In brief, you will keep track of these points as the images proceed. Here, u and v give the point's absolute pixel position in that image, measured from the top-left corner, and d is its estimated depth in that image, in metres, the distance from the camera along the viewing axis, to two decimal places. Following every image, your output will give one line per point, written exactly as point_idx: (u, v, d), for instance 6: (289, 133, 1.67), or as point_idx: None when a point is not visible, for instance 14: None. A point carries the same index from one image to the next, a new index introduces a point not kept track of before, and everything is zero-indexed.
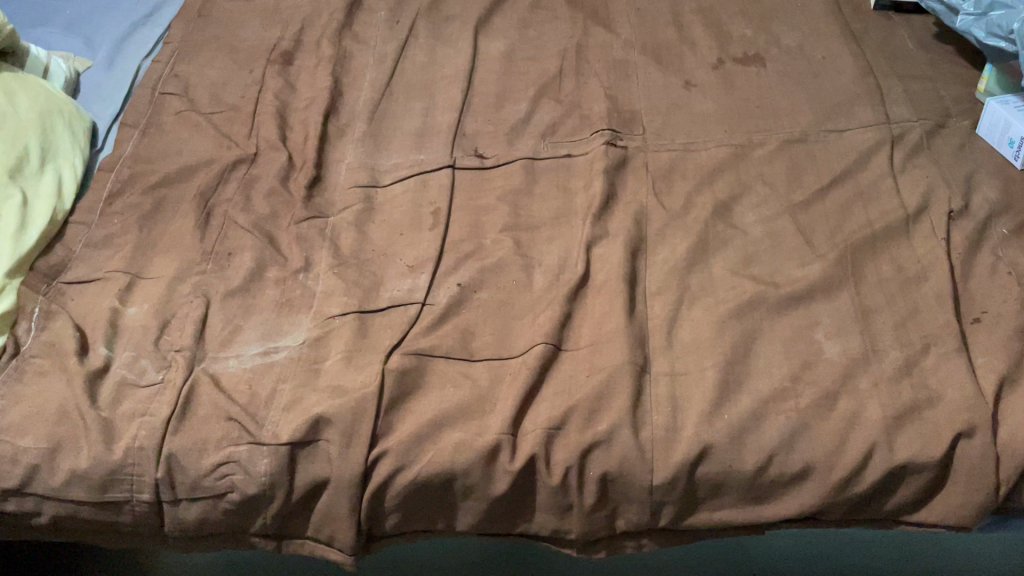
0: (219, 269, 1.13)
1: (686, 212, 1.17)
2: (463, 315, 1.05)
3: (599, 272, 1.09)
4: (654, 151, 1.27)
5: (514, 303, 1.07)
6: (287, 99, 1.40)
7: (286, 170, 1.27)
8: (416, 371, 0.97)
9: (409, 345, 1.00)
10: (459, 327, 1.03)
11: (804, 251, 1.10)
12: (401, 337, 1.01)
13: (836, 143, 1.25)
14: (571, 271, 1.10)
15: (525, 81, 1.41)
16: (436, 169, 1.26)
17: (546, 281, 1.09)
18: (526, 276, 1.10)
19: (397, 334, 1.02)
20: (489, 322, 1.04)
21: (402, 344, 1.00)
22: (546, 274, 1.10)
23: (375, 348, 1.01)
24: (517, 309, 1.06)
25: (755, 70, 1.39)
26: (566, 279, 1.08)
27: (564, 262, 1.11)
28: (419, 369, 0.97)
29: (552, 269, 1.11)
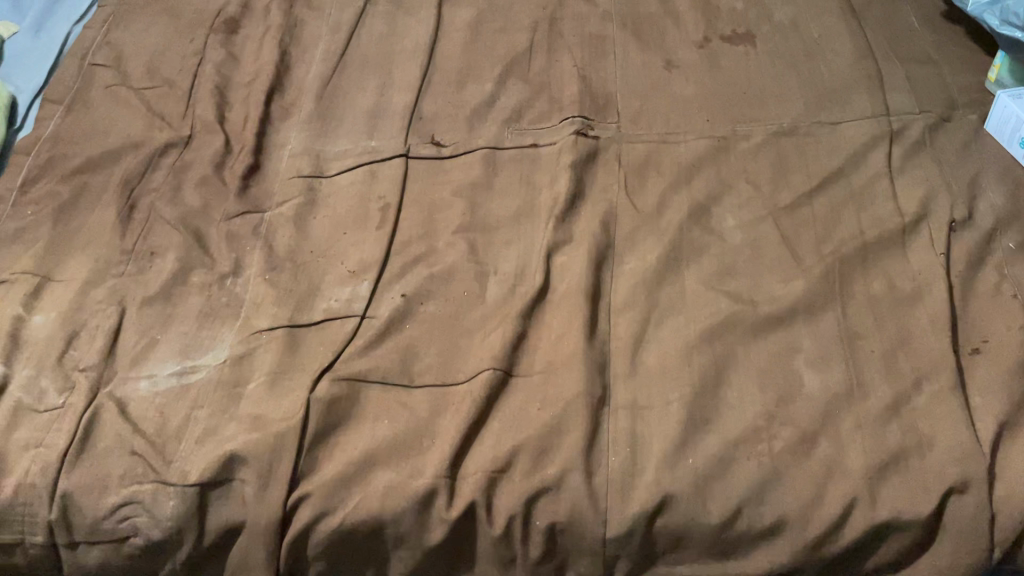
0: (139, 272, 1.01)
1: (660, 214, 1.06)
2: (405, 331, 0.95)
3: (559, 284, 0.98)
4: (628, 142, 1.15)
5: (464, 316, 0.96)
6: (228, 73, 1.27)
7: (222, 157, 1.15)
8: (348, 399, 0.87)
9: (342, 369, 0.90)
10: (401, 346, 0.93)
11: (788, 263, 0.99)
12: (335, 357, 0.91)
13: (829, 137, 1.13)
14: (529, 281, 0.98)
15: (492, 57, 1.28)
16: (386, 158, 1.14)
17: (500, 292, 0.98)
18: (479, 286, 0.99)
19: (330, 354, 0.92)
20: (433, 339, 0.94)
21: (334, 366, 0.90)
22: (501, 284, 0.99)
23: (304, 369, 0.90)
24: (467, 324, 0.95)
25: (743, 50, 1.26)
26: (522, 291, 0.97)
27: (522, 270, 1.00)
28: (352, 397, 0.87)
29: (508, 277, 1.00)
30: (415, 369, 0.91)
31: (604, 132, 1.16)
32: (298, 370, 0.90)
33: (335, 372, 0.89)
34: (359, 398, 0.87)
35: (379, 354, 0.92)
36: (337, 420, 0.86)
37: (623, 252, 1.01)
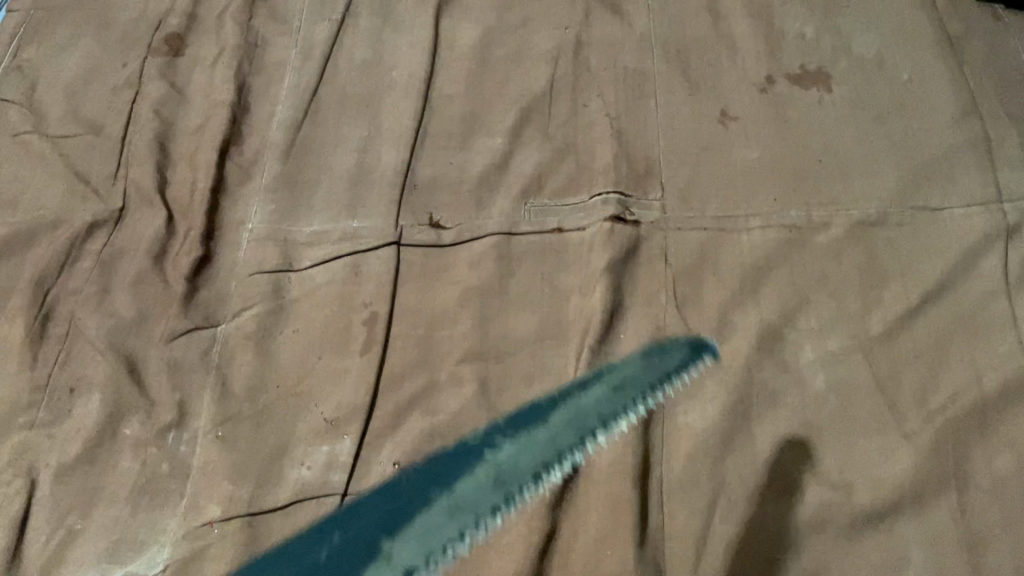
0: (55, 423, 0.79)
1: (721, 340, 0.84)
2: (410, 510, 0.74)
3: (602, 439, 0.78)
4: (678, 228, 0.92)
5: (475, 484, 0.76)
6: (171, 114, 1.00)
7: (163, 243, 0.90)
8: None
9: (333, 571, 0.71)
10: (407, 530, 0.73)
11: (886, 423, 0.78)
12: (320, 551, 0.72)
13: (929, 230, 0.90)
14: (558, 436, 0.78)
15: (504, 98, 1.02)
16: (372, 248, 0.91)
17: (519, 449, 0.78)
18: (489, 437, 0.78)
19: (315, 546, 0.72)
20: (442, 520, 0.74)
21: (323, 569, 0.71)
22: (519, 433, 0.79)
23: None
24: (479, 499, 0.75)
25: (816, 96, 1.01)
26: (546, 445, 0.77)
27: (543, 412, 0.80)
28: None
29: (525, 423, 0.79)
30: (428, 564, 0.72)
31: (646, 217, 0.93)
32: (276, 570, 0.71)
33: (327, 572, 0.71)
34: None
35: (382, 543, 0.73)
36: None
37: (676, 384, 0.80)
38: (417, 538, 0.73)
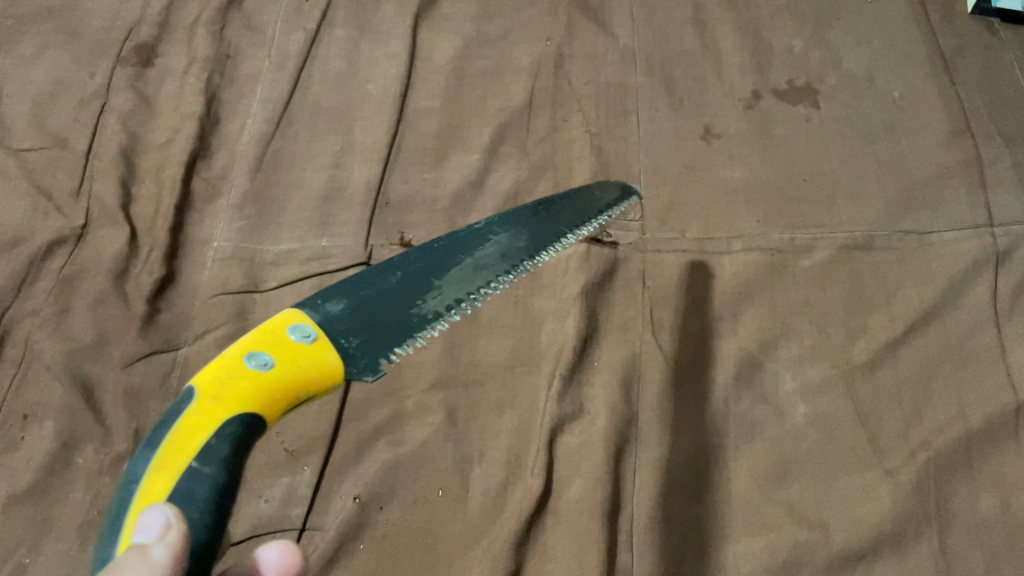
0: (6, 451, 0.76)
1: (698, 370, 0.81)
2: (456, 251, 0.67)
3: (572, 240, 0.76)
4: (656, 251, 0.89)
5: (490, 251, 0.69)
6: (139, 127, 0.98)
7: (125, 263, 0.87)
8: (418, 325, 0.62)
9: (411, 290, 0.63)
10: (452, 268, 0.66)
11: (867, 460, 0.75)
12: (389, 279, 0.63)
13: (916, 255, 0.87)
14: (538, 231, 0.74)
15: (482, 113, 1.00)
16: (340, 268, 0.88)
17: (519, 231, 0.72)
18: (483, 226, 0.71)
19: (385, 275, 0.63)
20: (470, 271, 0.67)
21: (400, 288, 0.62)
22: (507, 227, 0.72)
23: (329, 332, 0.58)
24: (498, 258, 0.69)
25: (803, 113, 0.98)
26: (533, 239, 0.73)
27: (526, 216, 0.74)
28: (427, 325, 0.62)
29: (512, 222, 0.72)
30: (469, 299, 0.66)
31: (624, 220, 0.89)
32: (337, 298, 0.60)
33: (403, 301, 0.62)
34: (434, 321, 0.63)
35: (438, 279, 0.64)
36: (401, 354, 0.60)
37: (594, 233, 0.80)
38: (460, 279, 0.65)
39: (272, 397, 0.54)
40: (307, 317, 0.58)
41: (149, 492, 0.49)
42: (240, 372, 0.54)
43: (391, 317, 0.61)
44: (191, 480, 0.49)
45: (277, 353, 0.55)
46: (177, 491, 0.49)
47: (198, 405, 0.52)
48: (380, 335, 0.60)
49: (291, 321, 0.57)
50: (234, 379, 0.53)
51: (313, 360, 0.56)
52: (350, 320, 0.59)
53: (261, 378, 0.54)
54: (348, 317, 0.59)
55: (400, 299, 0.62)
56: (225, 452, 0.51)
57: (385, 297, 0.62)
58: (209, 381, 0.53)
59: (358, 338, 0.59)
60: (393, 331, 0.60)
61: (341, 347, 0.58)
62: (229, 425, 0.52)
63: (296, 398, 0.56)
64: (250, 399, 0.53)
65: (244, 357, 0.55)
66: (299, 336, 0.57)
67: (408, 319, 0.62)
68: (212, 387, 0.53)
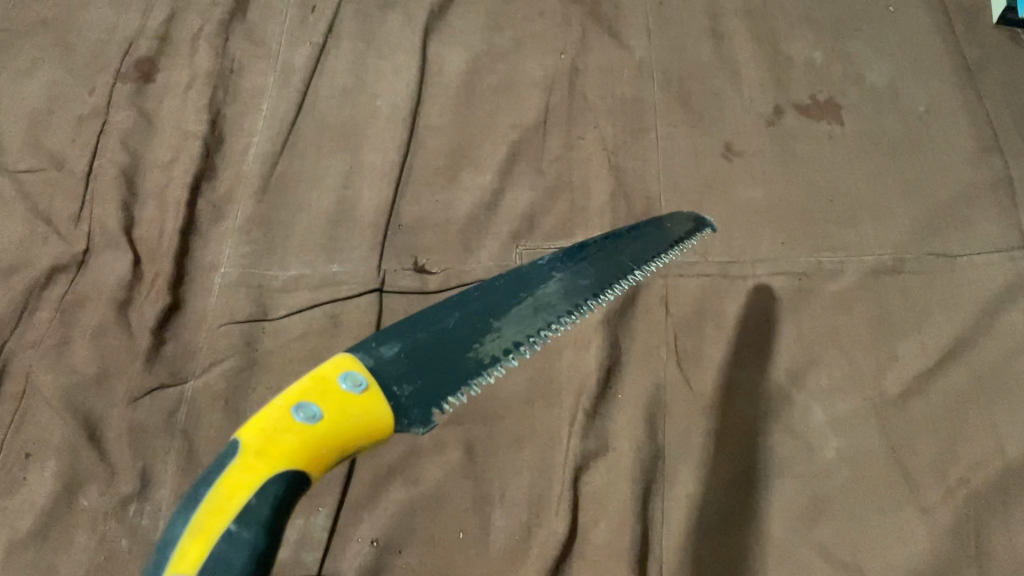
0: (7, 493, 0.73)
1: (724, 402, 0.78)
2: (518, 286, 0.60)
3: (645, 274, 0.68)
4: (678, 275, 0.86)
5: (554, 287, 0.62)
6: (140, 147, 0.94)
7: (128, 291, 0.84)
8: (475, 372, 0.55)
9: (469, 332, 0.57)
10: (511, 307, 0.59)
11: (902, 498, 0.73)
12: (445, 320, 0.57)
13: (947, 279, 0.84)
14: (610, 265, 0.67)
15: (495, 130, 0.97)
16: (351, 295, 0.85)
17: (589, 266, 0.66)
18: (546, 263, 0.64)
19: (440, 316, 0.57)
20: (531, 310, 0.60)
21: (457, 329, 0.57)
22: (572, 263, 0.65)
23: (380, 381, 0.53)
24: (563, 294, 0.62)
25: (826, 129, 0.95)
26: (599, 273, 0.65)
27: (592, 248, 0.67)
28: (483, 371, 0.56)
29: (576, 259, 0.66)
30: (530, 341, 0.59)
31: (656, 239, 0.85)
32: (390, 340, 0.55)
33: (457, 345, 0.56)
34: (490, 366, 0.56)
35: (496, 320, 0.58)
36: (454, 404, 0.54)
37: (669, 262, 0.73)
38: (521, 318, 0.59)
39: (320, 453, 0.49)
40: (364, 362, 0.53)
41: (182, 562, 0.44)
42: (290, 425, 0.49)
43: (446, 363, 0.55)
44: (231, 550, 0.45)
45: (327, 403, 0.50)
46: (211, 558, 0.44)
47: (240, 462, 0.47)
48: (437, 383, 0.54)
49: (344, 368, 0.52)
50: (277, 436, 0.48)
51: (364, 412, 0.51)
52: (402, 365, 0.54)
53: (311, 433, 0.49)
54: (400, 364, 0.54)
55: (455, 342, 0.56)
56: (265, 518, 0.46)
57: (441, 340, 0.56)
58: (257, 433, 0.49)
59: (412, 386, 0.53)
60: (450, 378, 0.54)
61: (392, 398, 0.52)
62: (272, 487, 0.47)
63: (345, 454, 0.51)
64: (294, 458, 0.48)
65: (292, 408, 0.50)
66: (351, 385, 0.51)
67: (463, 366, 0.55)
68: (258, 441, 0.48)
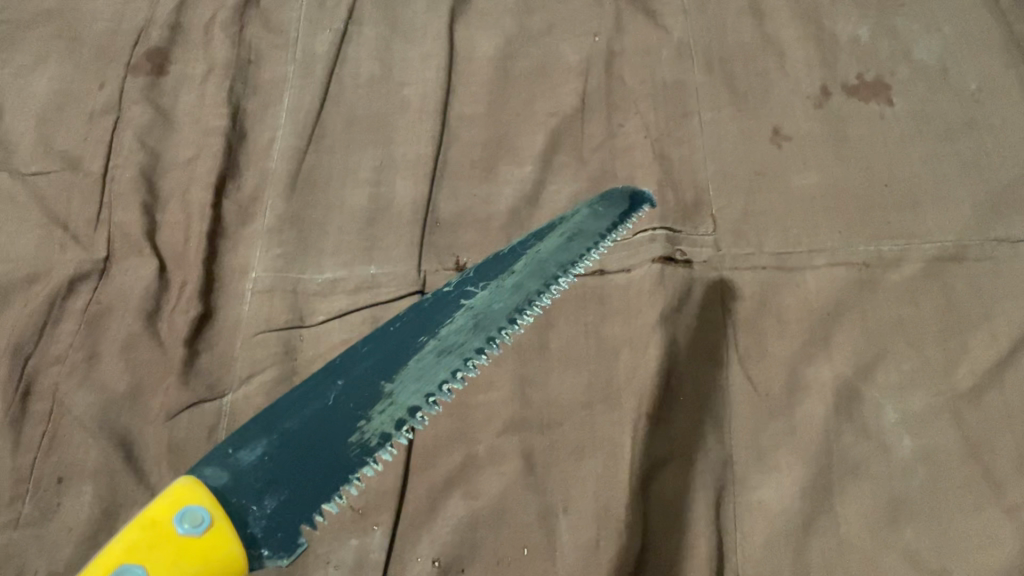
0: (41, 521, 0.68)
1: (792, 401, 0.75)
2: (413, 341, 0.64)
3: (562, 282, 0.73)
4: (734, 268, 0.82)
5: (464, 323, 0.67)
6: (158, 144, 0.89)
7: (157, 299, 0.79)
8: (354, 464, 0.58)
9: (347, 416, 0.59)
10: (404, 370, 0.62)
11: (983, 497, 0.70)
12: (324, 399, 0.59)
13: (1013, 265, 0.81)
14: (528, 277, 0.72)
15: (531, 121, 0.92)
16: (393, 298, 0.81)
17: (491, 292, 0.69)
18: (460, 285, 0.69)
19: (322, 392, 0.60)
20: (433, 356, 0.64)
21: (325, 416, 0.59)
22: (494, 274, 0.71)
23: (241, 493, 0.54)
24: (465, 341, 0.66)
25: (877, 110, 0.91)
26: (523, 283, 0.71)
27: (510, 261, 0.73)
28: (363, 463, 0.58)
29: (502, 265, 0.72)
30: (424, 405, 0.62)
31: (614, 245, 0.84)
32: (253, 442, 0.56)
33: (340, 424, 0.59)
34: (376, 450, 0.59)
35: (386, 384, 0.61)
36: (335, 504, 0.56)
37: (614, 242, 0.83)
38: (418, 374, 0.63)
39: None
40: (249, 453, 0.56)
41: None
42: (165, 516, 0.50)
43: (319, 454, 0.57)
44: None
45: (155, 562, 0.48)
46: None
47: None
48: (306, 494, 0.56)
49: (180, 507, 0.51)
50: None
51: (207, 553, 0.50)
52: (264, 475, 0.55)
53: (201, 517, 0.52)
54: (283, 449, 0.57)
55: (327, 430, 0.58)
56: None
57: (311, 428, 0.58)
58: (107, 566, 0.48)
59: (274, 501, 0.55)
60: (326, 477, 0.57)
61: (246, 532, 0.53)
62: None
63: None
64: None
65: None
66: (189, 525, 0.50)
67: (343, 458, 0.58)
68: None
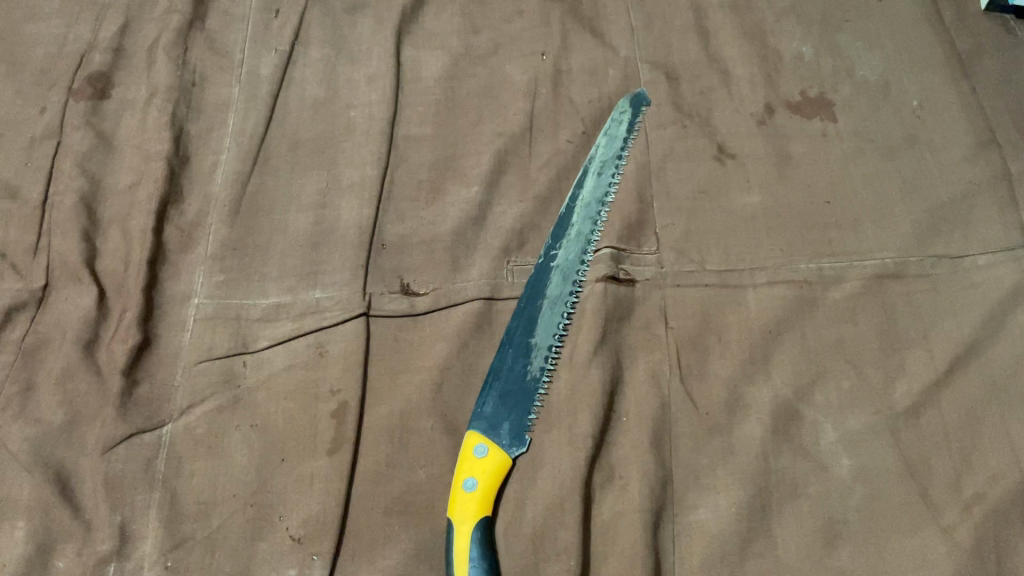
0: None
1: (733, 421, 0.76)
2: (535, 304, 0.81)
3: (606, 214, 0.87)
4: (677, 286, 0.82)
5: (558, 275, 0.82)
6: (99, 170, 0.88)
7: (93, 329, 0.79)
8: (533, 389, 0.77)
9: (517, 372, 0.77)
10: (537, 325, 0.80)
11: (920, 517, 0.71)
12: (484, 406, 0.76)
13: (950, 282, 0.82)
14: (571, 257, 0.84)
15: (478, 140, 0.92)
16: (337, 321, 0.80)
17: (567, 247, 0.84)
18: (546, 251, 0.84)
19: (481, 401, 0.76)
20: (548, 310, 0.80)
21: (499, 422, 0.75)
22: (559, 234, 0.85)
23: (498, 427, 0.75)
24: (563, 292, 0.81)
25: (819, 127, 0.92)
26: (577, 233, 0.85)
27: (568, 218, 0.86)
28: (539, 384, 0.77)
29: (561, 228, 0.85)
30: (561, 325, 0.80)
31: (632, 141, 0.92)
32: (500, 423, 0.75)
33: (517, 440, 0.75)
34: (542, 375, 0.78)
35: (532, 339, 0.79)
36: (534, 418, 0.76)
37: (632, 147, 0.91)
38: (547, 326, 0.80)
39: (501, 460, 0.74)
40: (516, 447, 0.74)
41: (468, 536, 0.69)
42: (473, 507, 0.71)
43: (513, 400, 0.76)
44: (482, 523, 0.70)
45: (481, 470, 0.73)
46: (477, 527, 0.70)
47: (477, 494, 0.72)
48: (513, 407, 0.76)
49: (485, 446, 0.74)
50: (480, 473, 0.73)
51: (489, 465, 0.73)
52: (487, 423, 0.75)
53: (459, 500, 0.71)
54: (499, 434, 0.75)
55: (515, 382, 0.77)
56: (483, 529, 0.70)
57: (505, 396, 0.77)
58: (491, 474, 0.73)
59: (489, 406, 0.76)
60: (520, 403, 0.76)
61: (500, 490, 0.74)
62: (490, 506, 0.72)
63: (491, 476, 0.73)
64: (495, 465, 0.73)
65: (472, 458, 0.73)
66: (481, 455, 0.73)
67: (526, 388, 0.77)
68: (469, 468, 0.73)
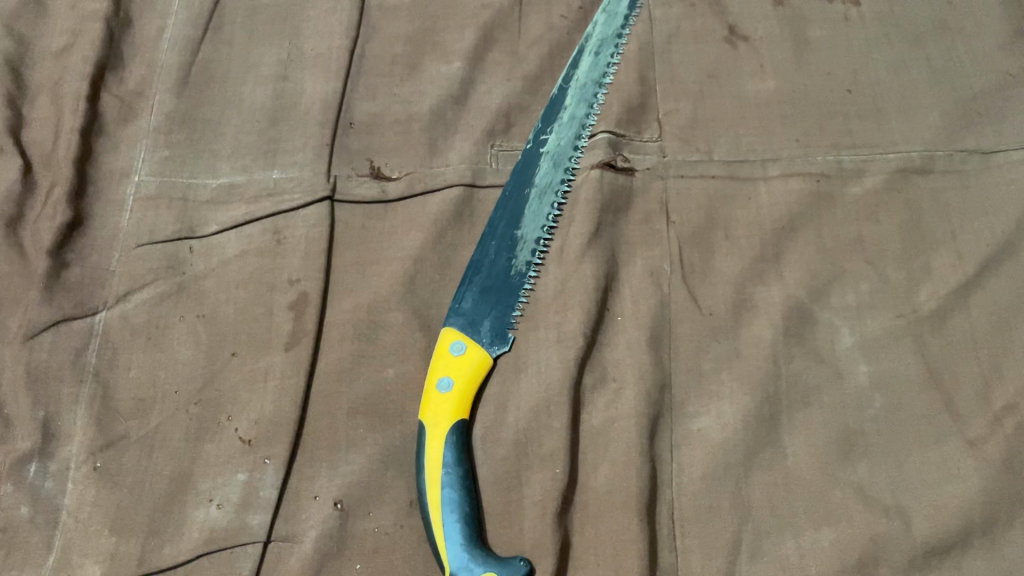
0: None
1: (741, 323, 0.68)
2: (521, 193, 0.72)
3: (603, 96, 0.77)
4: (681, 176, 0.73)
5: (547, 163, 0.73)
6: (28, 31, 0.77)
7: (17, 205, 0.69)
8: (517, 285, 0.69)
9: (500, 266, 0.69)
10: (524, 216, 0.71)
11: (945, 429, 0.64)
12: (463, 302, 0.67)
13: (982, 179, 0.73)
14: (563, 143, 0.74)
15: (461, 11, 0.81)
16: (297, 204, 0.71)
17: (558, 131, 0.75)
18: (535, 137, 0.74)
19: (460, 296, 0.68)
20: (536, 200, 0.71)
21: (479, 321, 0.67)
22: (550, 118, 0.75)
23: (477, 325, 0.67)
24: (553, 181, 0.72)
25: (842, 10, 0.83)
26: (570, 118, 0.75)
27: (560, 100, 0.76)
28: (525, 279, 0.69)
29: (552, 111, 0.76)
30: (550, 216, 0.71)
31: (635, 16, 0.81)
32: (479, 320, 0.67)
33: (497, 338, 0.67)
34: (528, 271, 0.69)
35: (517, 230, 0.70)
36: (518, 316, 0.68)
37: (635, 22, 0.81)
38: (534, 216, 0.71)
39: (481, 358, 0.66)
40: (497, 348, 0.66)
41: (443, 441, 0.62)
42: (447, 410, 0.63)
43: (495, 296, 0.68)
44: (458, 428, 0.63)
45: (458, 368, 0.65)
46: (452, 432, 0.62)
47: (455, 396, 0.64)
48: (495, 305, 0.68)
49: (463, 342, 0.66)
50: (459, 371, 0.65)
51: (468, 363, 0.65)
52: (466, 321, 0.67)
53: (432, 401, 0.63)
54: (478, 333, 0.66)
55: (497, 277, 0.68)
56: (459, 435, 0.62)
57: (486, 292, 0.68)
58: (471, 374, 0.65)
59: (468, 302, 0.67)
60: (503, 300, 0.68)
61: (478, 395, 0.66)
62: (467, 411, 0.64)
63: (470, 375, 0.65)
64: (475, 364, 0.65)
65: (449, 355, 0.65)
66: (459, 351, 0.65)
67: (510, 284, 0.68)
68: (445, 365, 0.65)
